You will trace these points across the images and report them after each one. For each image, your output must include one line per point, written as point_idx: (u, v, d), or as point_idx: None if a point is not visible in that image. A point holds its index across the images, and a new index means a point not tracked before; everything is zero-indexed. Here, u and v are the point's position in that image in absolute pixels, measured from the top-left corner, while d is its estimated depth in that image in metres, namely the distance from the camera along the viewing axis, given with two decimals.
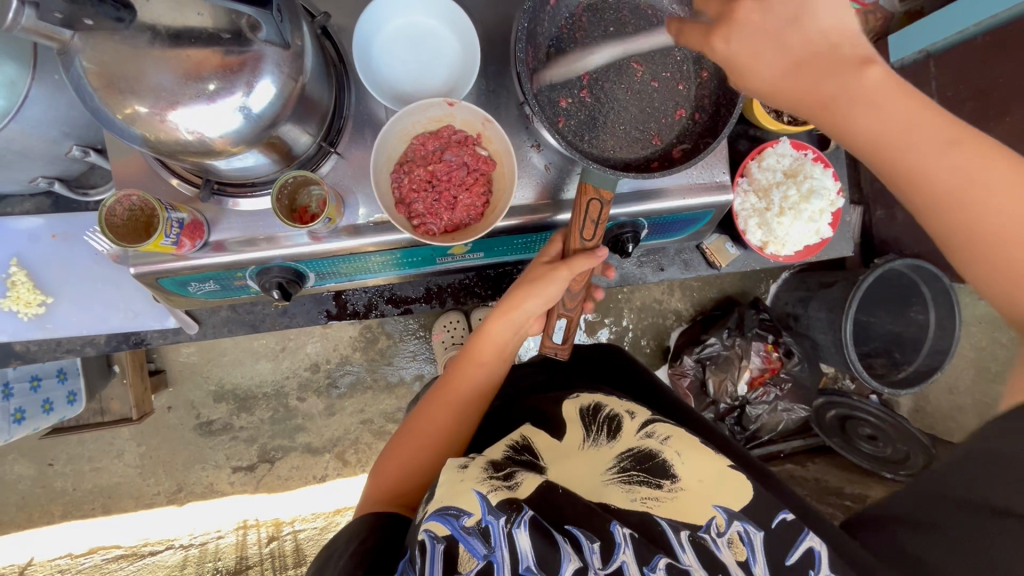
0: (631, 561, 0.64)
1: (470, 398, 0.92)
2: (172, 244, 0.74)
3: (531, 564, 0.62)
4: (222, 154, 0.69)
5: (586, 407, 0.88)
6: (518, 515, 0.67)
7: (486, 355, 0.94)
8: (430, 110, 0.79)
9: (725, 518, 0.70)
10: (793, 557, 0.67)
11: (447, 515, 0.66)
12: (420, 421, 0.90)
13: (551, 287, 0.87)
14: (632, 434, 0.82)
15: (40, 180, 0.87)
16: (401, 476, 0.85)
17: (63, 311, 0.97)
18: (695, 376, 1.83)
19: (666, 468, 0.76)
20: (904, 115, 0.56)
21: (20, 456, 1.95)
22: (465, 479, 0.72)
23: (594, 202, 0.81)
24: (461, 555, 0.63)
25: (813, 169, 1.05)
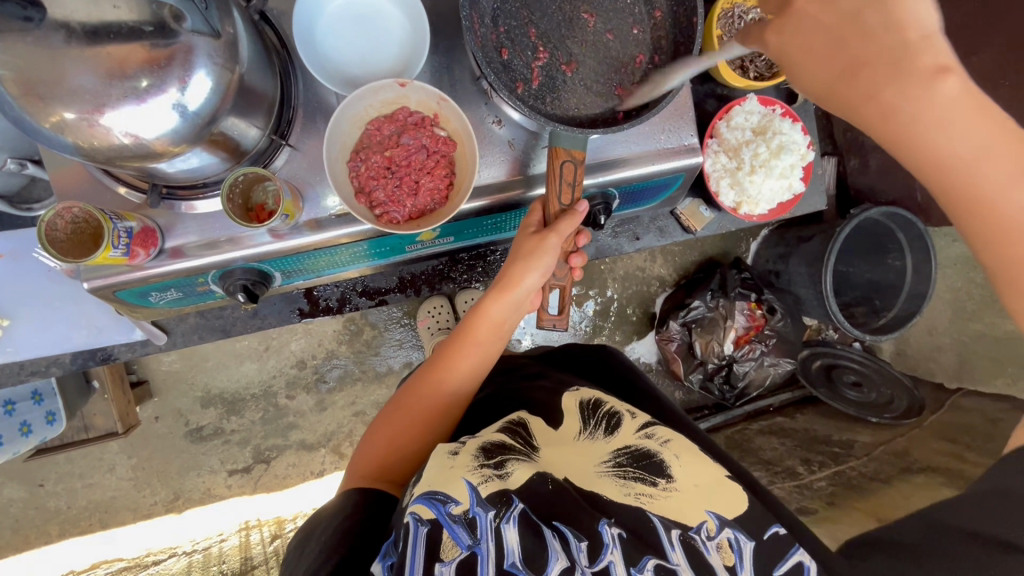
0: (618, 562, 0.65)
1: (465, 380, 0.90)
2: (123, 255, 0.71)
3: (516, 559, 0.63)
4: (163, 156, 0.65)
5: (587, 400, 0.88)
6: (508, 509, 0.68)
7: (482, 337, 0.91)
8: (382, 92, 0.75)
9: (716, 523, 0.71)
10: (783, 568, 0.69)
11: (434, 500, 0.67)
12: (410, 400, 0.88)
13: (545, 259, 0.86)
14: (632, 432, 0.82)
15: None
16: (387, 455, 0.84)
17: (22, 333, 0.92)
18: (681, 341, 1.83)
19: (662, 468, 0.77)
20: (969, 131, 0.51)
21: (10, 479, 1.93)
22: (455, 467, 0.72)
23: (567, 164, 0.79)
24: (444, 542, 0.64)
25: (782, 125, 1.03)
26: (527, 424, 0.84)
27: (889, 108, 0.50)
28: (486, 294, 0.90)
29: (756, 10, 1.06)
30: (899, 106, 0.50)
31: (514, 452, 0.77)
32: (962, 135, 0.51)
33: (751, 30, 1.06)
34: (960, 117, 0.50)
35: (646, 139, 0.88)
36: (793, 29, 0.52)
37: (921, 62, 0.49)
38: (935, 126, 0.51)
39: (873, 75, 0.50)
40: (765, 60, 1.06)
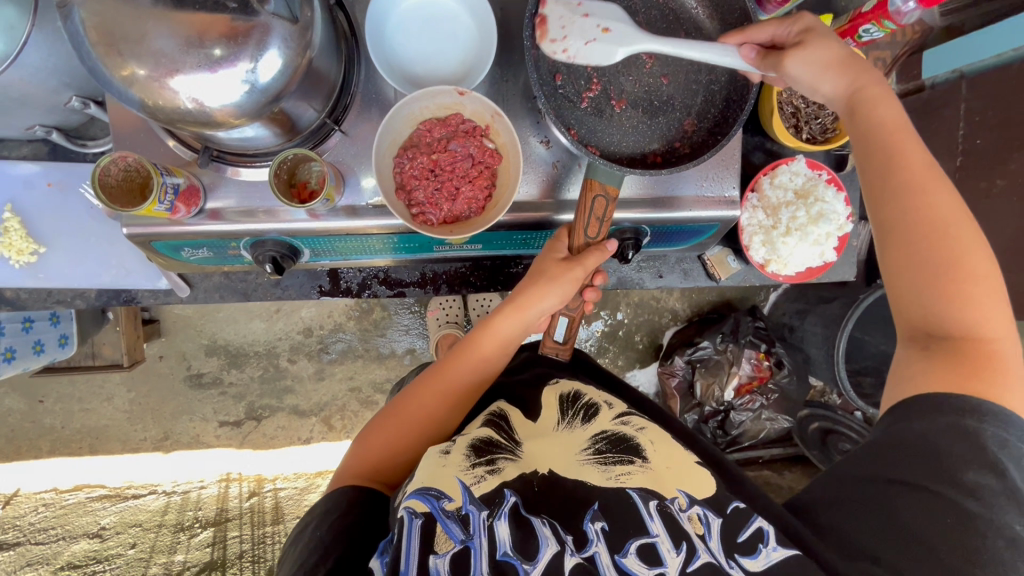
0: (602, 552, 0.68)
1: (464, 390, 0.91)
2: (165, 211, 0.73)
3: (508, 549, 0.66)
4: (222, 125, 0.67)
5: (566, 394, 0.90)
6: (499, 507, 0.71)
7: (489, 351, 0.92)
8: (440, 96, 0.76)
9: (687, 500, 0.75)
10: (744, 535, 0.72)
11: (427, 495, 0.69)
12: (410, 404, 0.89)
13: (565, 286, 0.86)
14: (608, 420, 0.86)
15: (38, 128, 0.84)
16: (382, 456, 0.84)
17: (57, 263, 0.93)
18: (683, 377, 1.84)
19: (638, 449, 0.81)
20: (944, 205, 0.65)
21: (12, 390, 1.99)
22: (448, 465, 0.75)
23: (599, 198, 0.79)
24: (438, 535, 0.66)
25: (826, 193, 1.01)
26: (509, 416, 0.87)
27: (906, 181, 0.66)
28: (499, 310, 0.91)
29: None
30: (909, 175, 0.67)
31: (501, 449, 0.79)
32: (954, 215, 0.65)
33: None
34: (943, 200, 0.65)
35: (689, 182, 0.89)
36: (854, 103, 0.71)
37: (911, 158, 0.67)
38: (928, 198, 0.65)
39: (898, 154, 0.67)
40: (820, 123, 1.06)
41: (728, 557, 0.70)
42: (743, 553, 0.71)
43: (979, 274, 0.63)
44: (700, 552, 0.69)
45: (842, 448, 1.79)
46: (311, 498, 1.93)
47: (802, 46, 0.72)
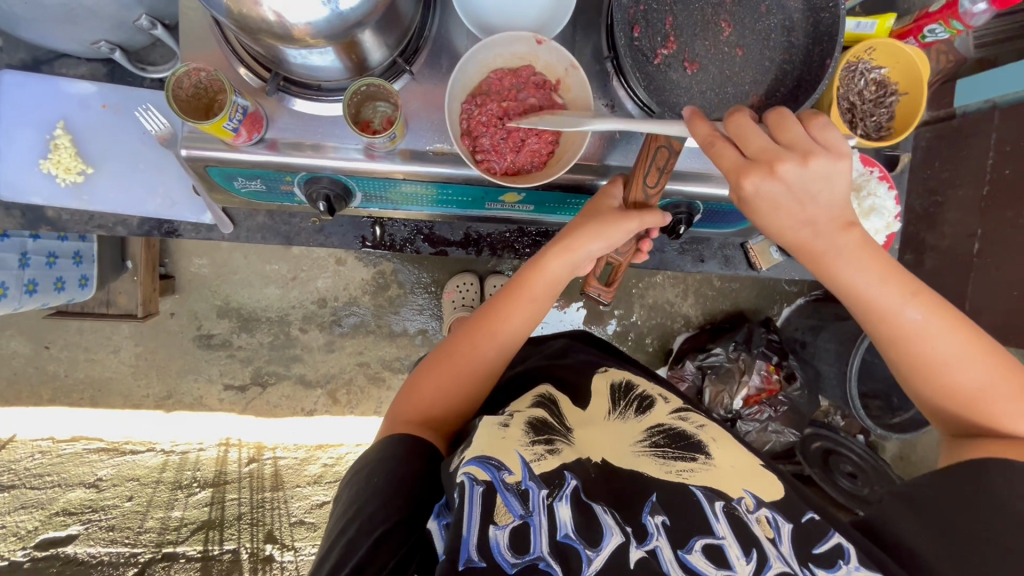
0: (664, 547, 0.67)
1: (510, 339, 0.89)
2: (231, 130, 0.72)
3: (569, 531, 0.66)
4: (298, 42, 0.66)
5: (619, 383, 0.93)
6: (561, 489, 0.70)
7: (534, 292, 0.88)
8: (516, 44, 0.76)
9: (754, 501, 0.74)
10: (821, 547, 0.69)
11: (488, 464, 0.67)
12: (459, 349, 0.88)
13: (621, 232, 0.80)
14: (665, 413, 0.87)
15: (103, 45, 0.83)
16: (437, 400, 0.86)
17: (104, 186, 0.94)
18: (692, 383, 1.80)
19: (701, 446, 0.81)
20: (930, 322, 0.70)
21: (17, 333, 1.94)
22: (507, 437, 0.72)
23: (663, 149, 0.75)
24: (498, 506, 0.65)
25: (879, 187, 1.01)
26: (558, 399, 0.87)
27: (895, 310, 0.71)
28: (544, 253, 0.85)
29: (879, 71, 1.05)
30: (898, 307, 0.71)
31: (556, 432, 0.78)
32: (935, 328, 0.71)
33: (869, 88, 1.04)
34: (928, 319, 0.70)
35: None
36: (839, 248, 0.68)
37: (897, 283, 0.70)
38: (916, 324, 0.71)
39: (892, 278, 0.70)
40: (874, 121, 1.06)
41: (802, 565, 0.67)
42: (818, 563, 0.67)
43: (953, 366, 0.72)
44: (772, 556, 0.67)
45: (844, 470, 1.79)
46: (311, 470, 1.91)
47: (777, 184, 0.62)
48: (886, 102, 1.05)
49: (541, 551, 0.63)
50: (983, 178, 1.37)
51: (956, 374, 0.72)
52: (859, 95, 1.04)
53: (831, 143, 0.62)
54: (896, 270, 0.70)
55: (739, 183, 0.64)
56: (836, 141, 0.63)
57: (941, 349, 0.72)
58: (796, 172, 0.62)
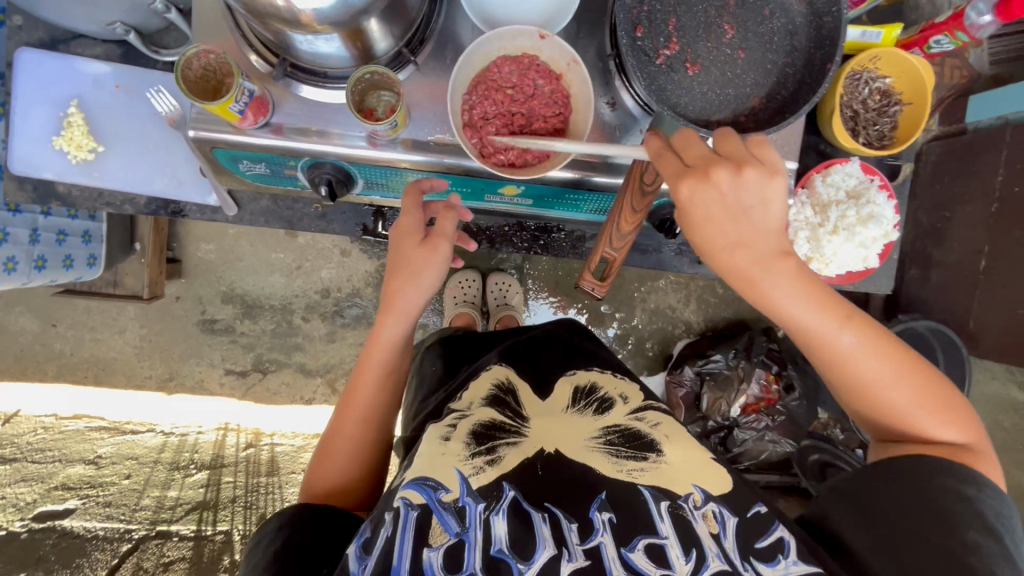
0: (608, 543, 0.68)
1: (378, 396, 0.92)
2: (238, 112, 0.74)
3: (503, 546, 0.66)
4: (305, 29, 0.68)
5: (581, 386, 0.89)
6: (498, 502, 0.71)
7: (386, 353, 0.89)
8: (519, 39, 0.78)
9: (702, 497, 0.73)
10: (765, 541, 0.69)
11: (425, 485, 0.70)
12: (336, 431, 0.90)
13: (433, 264, 0.85)
14: (623, 413, 0.85)
15: (119, 27, 0.86)
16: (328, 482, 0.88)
17: (112, 165, 0.97)
18: (691, 389, 1.82)
19: (653, 445, 0.80)
20: (872, 352, 0.69)
21: (27, 310, 1.98)
22: (446, 454, 0.75)
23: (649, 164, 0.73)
24: (433, 527, 0.68)
25: (878, 195, 1.02)
26: (516, 391, 0.88)
27: (832, 346, 0.68)
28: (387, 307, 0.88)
29: (884, 80, 1.05)
30: (838, 338, 0.68)
31: (505, 431, 0.80)
32: (880, 361, 0.69)
33: (873, 97, 1.05)
34: (871, 353, 0.69)
35: None
36: (776, 277, 0.64)
37: (836, 313, 0.67)
38: (860, 358, 0.69)
39: (831, 306, 0.67)
40: (878, 130, 1.06)
41: (744, 560, 0.68)
42: (761, 557, 0.68)
43: (888, 396, 0.71)
44: (710, 553, 0.68)
45: None
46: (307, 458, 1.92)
47: (711, 193, 0.61)
48: (890, 111, 1.06)
49: (473, 567, 0.64)
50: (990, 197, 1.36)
51: (888, 396, 0.70)
52: (861, 103, 1.05)
53: (767, 159, 0.63)
54: (830, 296, 0.67)
55: (676, 190, 0.62)
56: (772, 158, 0.64)
57: (869, 372, 0.70)
58: (728, 181, 0.61)
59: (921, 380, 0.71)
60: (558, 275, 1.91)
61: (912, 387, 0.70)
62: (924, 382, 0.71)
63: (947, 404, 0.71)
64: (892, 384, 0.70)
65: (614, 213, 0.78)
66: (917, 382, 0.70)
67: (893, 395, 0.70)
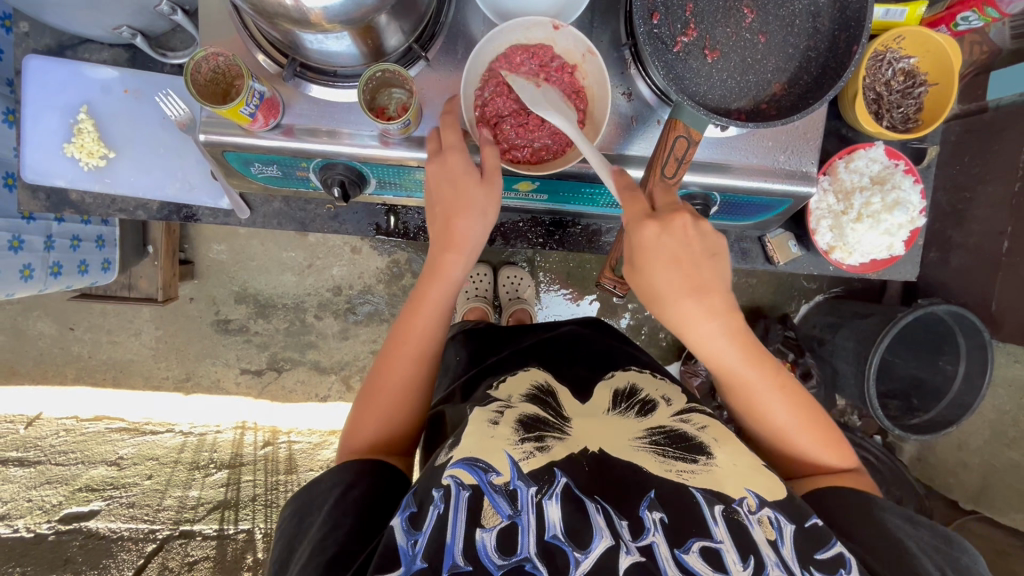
0: (660, 543, 0.66)
1: (432, 337, 0.85)
2: (248, 116, 0.73)
3: (557, 532, 0.65)
4: (314, 28, 0.66)
5: (621, 389, 0.88)
6: (551, 486, 0.70)
7: (441, 298, 0.83)
8: (532, 30, 0.76)
9: (756, 501, 0.70)
10: (825, 552, 0.66)
11: (474, 466, 0.69)
12: (386, 372, 0.83)
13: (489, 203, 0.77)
14: (667, 415, 0.83)
15: (124, 30, 0.85)
16: (377, 434, 0.82)
17: (124, 171, 0.96)
18: (706, 378, 1.81)
19: (703, 447, 0.77)
20: (788, 398, 0.80)
21: (44, 314, 1.99)
22: (496, 437, 0.74)
23: (681, 140, 0.73)
24: (484, 506, 0.67)
25: (903, 181, 0.99)
26: (556, 393, 0.87)
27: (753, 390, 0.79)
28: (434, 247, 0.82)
29: (907, 60, 1.02)
30: (758, 384, 0.79)
31: (550, 427, 0.79)
32: (794, 409, 0.80)
33: (896, 79, 1.02)
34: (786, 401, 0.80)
35: (741, 151, 0.86)
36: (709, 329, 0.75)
37: (757, 363, 0.79)
38: (776, 401, 0.80)
39: (756, 357, 0.78)
40: (902, 112, 1.03)
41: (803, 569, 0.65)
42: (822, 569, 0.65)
43: (797, 441, 0.81)
44: (769, 562, 0.65)
45: None
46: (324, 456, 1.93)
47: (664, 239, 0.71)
48: (914, 93, 1.02)
49: (528, 552, 0.64)
50: (1016, 174, 1.32)
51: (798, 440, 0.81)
52: (885, 85, 1.02)
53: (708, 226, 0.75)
54: (755, 349, 0.79)
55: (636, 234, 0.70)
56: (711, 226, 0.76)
57: (783, 417, 0.80)
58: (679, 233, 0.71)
59: (827, 432, 0.82)
60: (571, 266, 1.89)
61: (819, 436, 0.82)
62: (829, 434, 0.82)
63: (839, 446, 0.83)
64: (800, 429, 0.81)
65: (637, 209, 0.75)
66: (823, 431, 0.82)
67: (803, 438, 0.81)
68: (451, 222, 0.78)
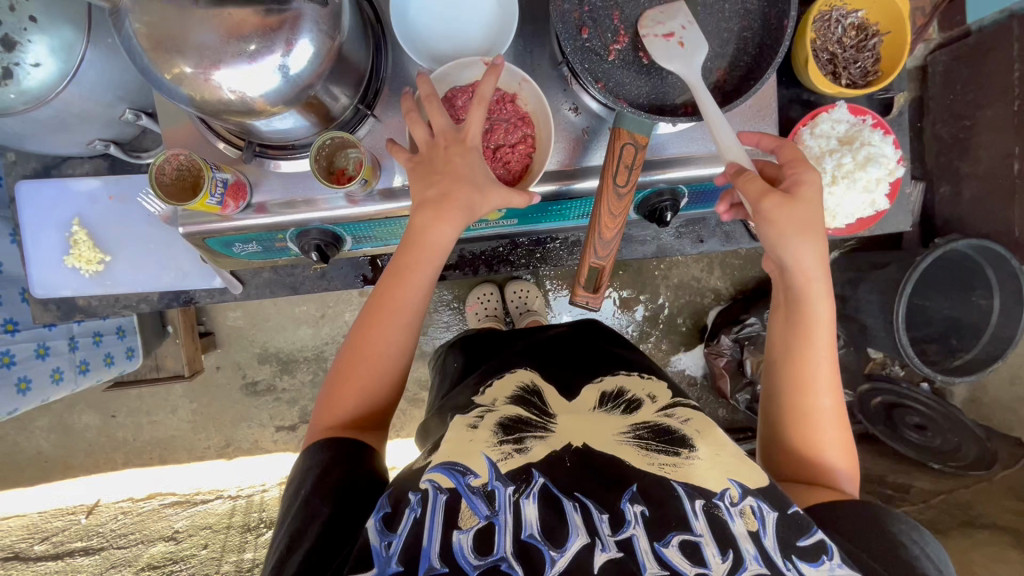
0: (641, 536, 0.67)
1: (414, 312, 0.82)
2: (216, 204, 0.77)
3: (534, 531, 0.67)
4: (262, 114, 0.70)
5: (608, 391, 0.88)
6: (528, 486, 0.71)
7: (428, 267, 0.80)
8: (467, 70, 0.79)
9: (739, 492, 0.70)
10: (806, 540, 0.66)
11: (453, 470, 0.71)
12: (365, 343, 0.81)
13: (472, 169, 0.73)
14: (651, 411, 0.83)
15: (98, 143, 0.91)
16: (355, 410, 0.81)
17: (122, 270, 1.02)
18: (732, 357, 1.77)
19: (685, 440, 0.77)
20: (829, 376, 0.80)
21: (86, 407, 2.09)
22: (475, 440, 0.76)
23: (628, 147, 0.75)
24: (462, 510, 0.68)
25: (872, 136, 0.97)
26: (542, 392, 0.88)
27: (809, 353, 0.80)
28: (421, 213, 0.77)
29: (856, 15, 1.00)
30: (815, 351, 0.80)
31: (532, 427, 0.80)
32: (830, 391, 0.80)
33: (848, 35, 1.00)
34: (828, 379, 0.80)
35: (694, 141, 0.87)
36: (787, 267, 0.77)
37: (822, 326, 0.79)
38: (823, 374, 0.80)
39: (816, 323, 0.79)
40: (860, 67, 1.01)
41: (786, 558, 0.65)
42: (802, 556, 0.65)
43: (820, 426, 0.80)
44: (749, 555, 0.65)
45: (911, 422, 1.67)
46: None
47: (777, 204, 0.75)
48: (869, 46, 1.00)
49: (504, 552, 0.65)
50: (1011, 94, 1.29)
51: (825, 422, 0.80)
52: (838, 43, 1.00)
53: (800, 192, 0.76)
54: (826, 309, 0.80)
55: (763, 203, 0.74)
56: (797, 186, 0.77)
57: (824, 394, 0.80)
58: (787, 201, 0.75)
59: (844, 434, 0.81)
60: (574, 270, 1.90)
61: (837, 430, 0.81)
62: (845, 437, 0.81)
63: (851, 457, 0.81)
64: (827, 417, 0.80)
65: (595, 219, 0.77)
66: (843, 431, 0.81)
67: (826, 424, 0.80)
68: (447, 188, 0.73)
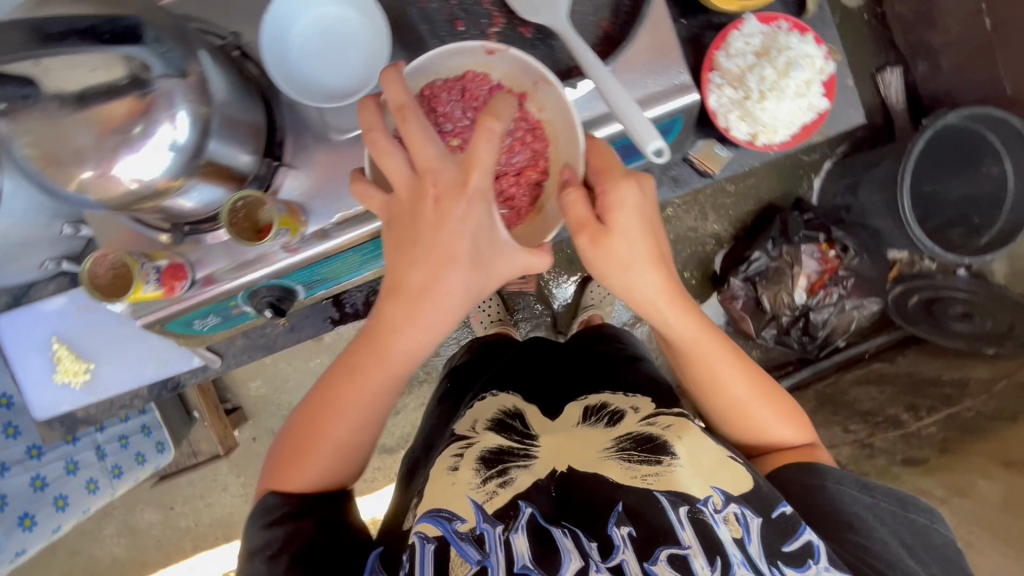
0: (630, 559, 0.68)
1: (377, 395, 0.78)
2: (156, 290, 0.82)
3: (526, 561, 0.67)
4: (167, 193, 0.72)
5: (591, 407, 0.92)
6: (516, 521, 0.72)
7: (404, 358, 0.74)
8: (457, 56, 0.74)
9: (722, 499, 0.74)
10: (791, 545, 0.72)
11: (440, 517, 0.72)
12: (329, 415, 0.79)
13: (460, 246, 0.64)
14: (634, 421, 0.86)
15: (48, 262, 0.99)
16: (324, 473, 0.80)
17: (108, 375, 1.07)
18: (747, 297, 1.63)
19: (666, 446, 0.80)
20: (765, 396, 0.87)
21: (145, 505, 2.18)
22: (457, 482, 0.77)
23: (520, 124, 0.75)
24: (453, 558, 0.68)
25: (788, 40, 0.95)
26: (521, 415, 0.92)
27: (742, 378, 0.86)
28: (394, 306, 0.69)
29: None
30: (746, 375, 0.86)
31: (515, 457, 0.82)
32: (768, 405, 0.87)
33: None
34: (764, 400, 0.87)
35: None
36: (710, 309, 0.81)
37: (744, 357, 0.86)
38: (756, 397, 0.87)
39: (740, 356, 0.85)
40: None
41: (773, 564, 0.70)
42: (788, 560, 0.71)
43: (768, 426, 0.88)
44: (737, 560, 0.69)
45: (954, 313, 1.51)
46: None
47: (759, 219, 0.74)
48: None
49: None
50: None
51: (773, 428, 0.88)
52: None
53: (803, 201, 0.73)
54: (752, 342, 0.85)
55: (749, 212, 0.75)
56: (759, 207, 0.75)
57: (762, 409, 0.87)
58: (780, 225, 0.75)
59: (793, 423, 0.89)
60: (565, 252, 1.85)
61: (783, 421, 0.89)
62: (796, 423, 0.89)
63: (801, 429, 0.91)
64: (772, 423, 0.88)
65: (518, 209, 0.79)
66: (794, 421, 0.89)
67: (771, 425, 0.88)
68: (436, 273, 0.66)
